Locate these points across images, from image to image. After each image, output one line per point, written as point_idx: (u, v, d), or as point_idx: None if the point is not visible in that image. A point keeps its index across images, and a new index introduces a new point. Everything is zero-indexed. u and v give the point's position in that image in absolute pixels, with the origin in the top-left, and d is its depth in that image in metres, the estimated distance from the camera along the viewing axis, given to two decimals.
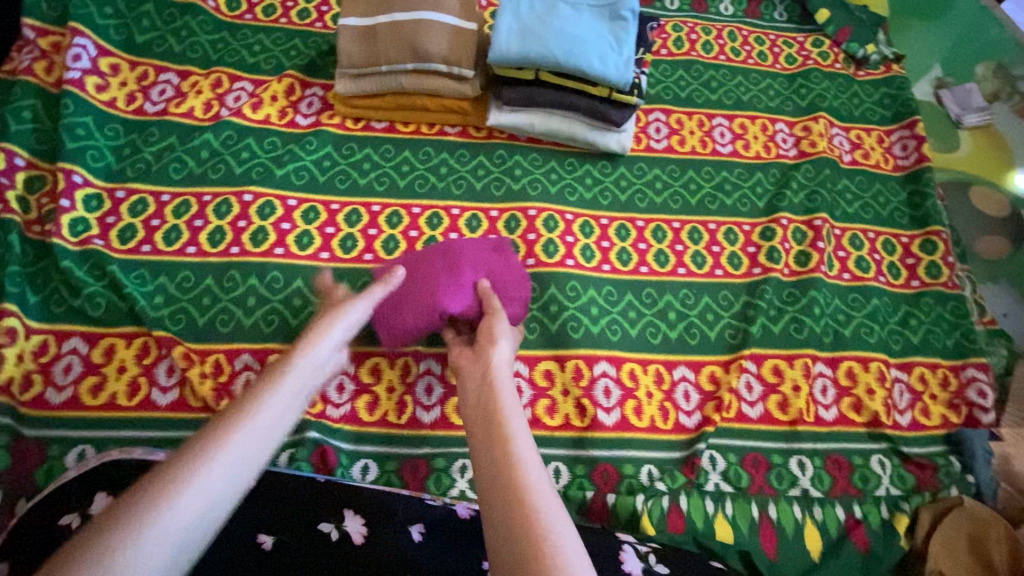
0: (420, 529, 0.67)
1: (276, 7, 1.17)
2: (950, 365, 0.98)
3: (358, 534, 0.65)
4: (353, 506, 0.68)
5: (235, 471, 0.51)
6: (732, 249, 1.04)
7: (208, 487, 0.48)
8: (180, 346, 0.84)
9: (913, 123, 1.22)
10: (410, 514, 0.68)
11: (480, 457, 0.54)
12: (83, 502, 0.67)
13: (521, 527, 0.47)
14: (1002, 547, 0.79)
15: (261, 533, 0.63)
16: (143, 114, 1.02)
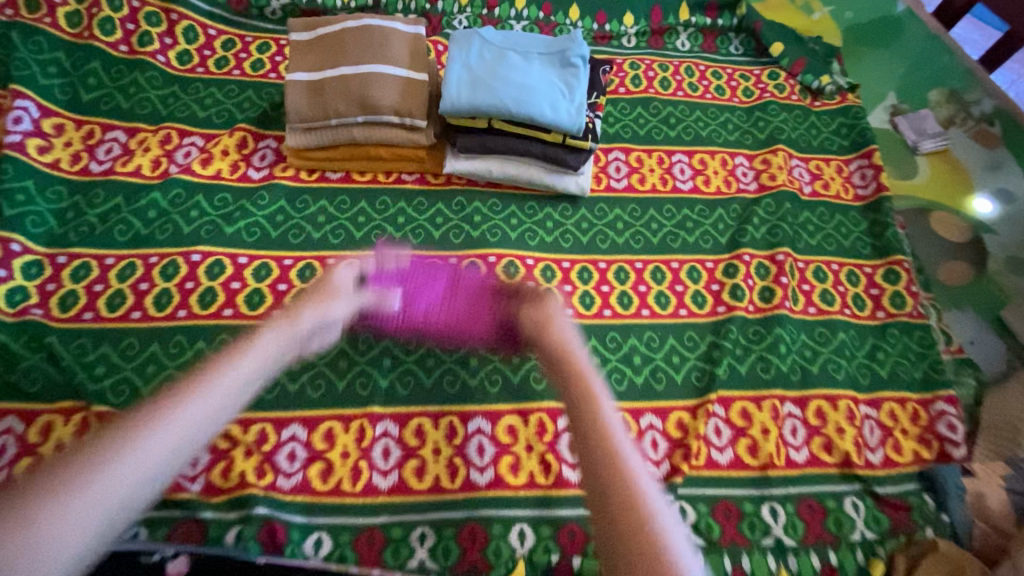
0: None
1: (229, 59, 1.17)
2: (919, 398, 0.97)
3: None
4: None
5: (181, 441, 0.61)
6: (696, 287, 1.03)
7: (150, 450, 0.59)
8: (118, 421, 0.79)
9: (871, 152, 1.23)
10: None
11: (581, 435, 0.66)
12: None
13: (633, 530, 0.57)
14: None
15: None
16: (88, 174, 1.00)
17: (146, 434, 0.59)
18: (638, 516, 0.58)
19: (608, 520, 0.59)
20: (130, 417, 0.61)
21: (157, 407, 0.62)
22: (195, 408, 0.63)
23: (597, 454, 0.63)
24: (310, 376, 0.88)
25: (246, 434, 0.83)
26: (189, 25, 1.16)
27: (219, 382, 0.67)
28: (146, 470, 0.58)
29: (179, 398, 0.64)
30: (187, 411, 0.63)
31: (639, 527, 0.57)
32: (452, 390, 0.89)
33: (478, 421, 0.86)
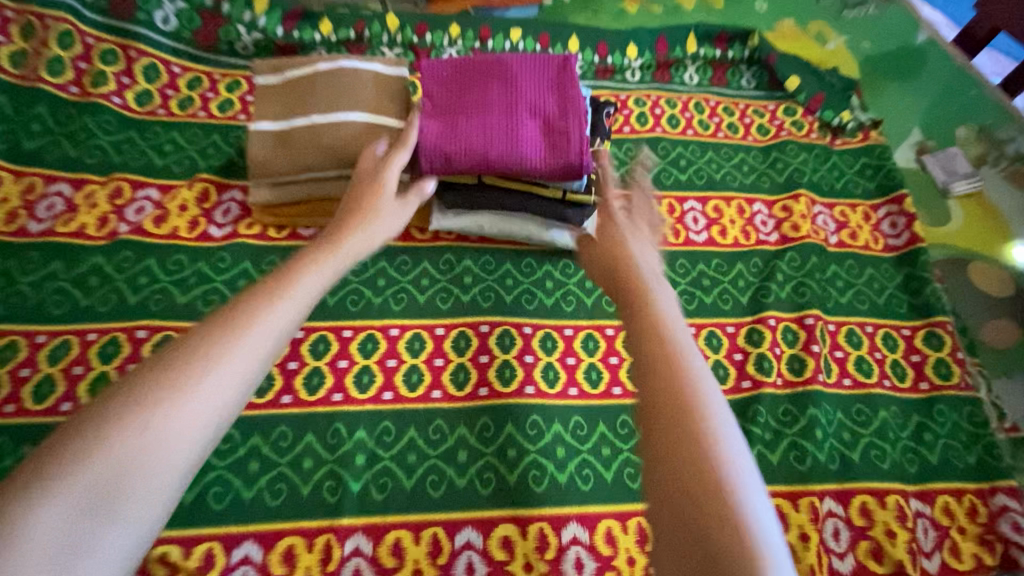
0: None
1: (193, 98, 1.05)
2: (977, 491, 0.84)
3: None
4: None
5: (204, 417, 0.47)
6: (716, 357, 0.91)
7: (146, 453, 0.43)
8: None
9: (900, 198, 1.12)
10: None
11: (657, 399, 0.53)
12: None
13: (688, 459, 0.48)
14: None
15: None
16: (24, 234, 0.87)
17: (113, 437, 0.43)
18: (714, 475, 0.47)
19: (660, 457, 0.50)
20: (154, 367, 0.48)
21: (161, 365, 0.48)
22: (244, 346, 0.51)
23: (649, 438, 0.52)
24: (271, 478, 0.74)
25: (188, 559, 0.68)
26: (149, 62, 1.04)
27: (255, 330, 0.53)
28: (168, 455, 0.44)
29: (204, 348, 0.50)
30: (199, 382, 0.48)
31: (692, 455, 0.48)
32: (436, 494, 0.75)
33: (466, 533, 0.73)
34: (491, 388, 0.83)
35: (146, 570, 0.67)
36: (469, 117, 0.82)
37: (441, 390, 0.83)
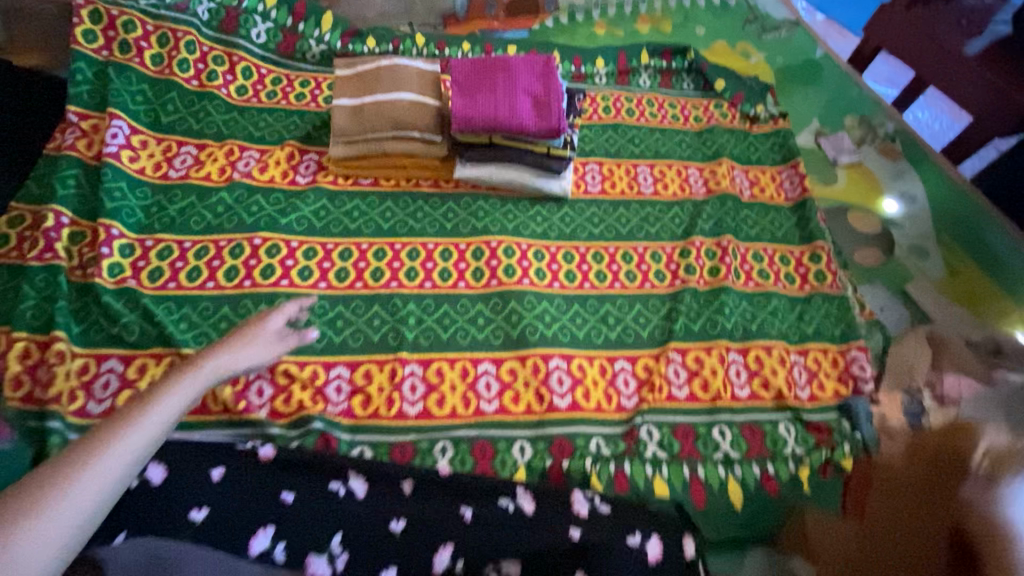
0: (410, 482, 0.86)
1: (277, 91, 1.43)
2: (838, 349, 1.20)
3: (360, 489, 0.84)
4: (357, 468, 0.86)
5: (121, 463, 0.67)
6: (657, 266, 1.28)
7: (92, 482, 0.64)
8: None
9: (797, 163, 1.51)
10: (400, 471, 0.87)
11: None
12: (105, 538, 0.73)
13: None
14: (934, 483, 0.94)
15: (283, 493, 0.81)
16: (168, 179, 1.24)
17: (104, 450, 0.66)
18: None
19: None
20: (115, 418, 0.70)
21: (120, 415, 0.70)
22: (171, 398, 0.75)
23: None
24: (351, 331, 1.09)
25: (302, 372, 1.02)
26: (246, 65, 1.43)
27: (174, 391, 0.76)
28: (108, 472, 0.65)
29: (143, 401, 0.73)
30: (154, 410, 0.73)
31: None
32: (463, 342, 1.10)
33: (484, 364, 1.08)
34: (500, 280, 1.18)
35: (276, 378, 1.01)
36: (484, 94, 1.22)
37: (465, 282, 1.19)
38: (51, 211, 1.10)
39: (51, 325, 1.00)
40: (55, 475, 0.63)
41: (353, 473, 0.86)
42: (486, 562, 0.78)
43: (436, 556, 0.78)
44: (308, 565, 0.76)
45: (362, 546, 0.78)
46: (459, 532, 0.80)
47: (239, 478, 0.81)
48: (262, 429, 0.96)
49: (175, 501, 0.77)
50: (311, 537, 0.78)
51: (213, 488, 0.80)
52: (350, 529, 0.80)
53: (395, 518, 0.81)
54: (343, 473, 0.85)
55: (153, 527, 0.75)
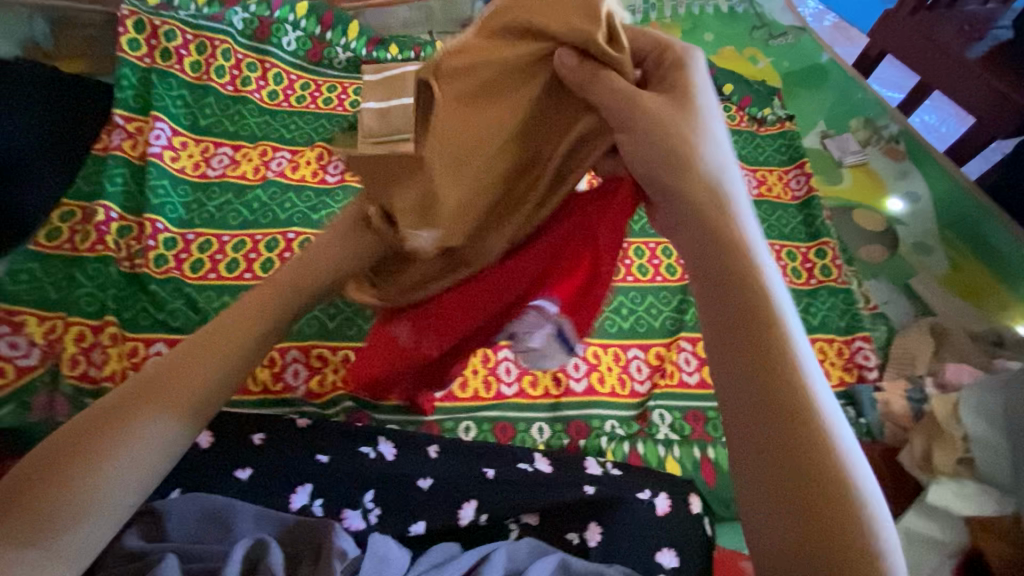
0: (436, 448, 0.91)
1: (306, 96, 1.51)
2: (843, 339, 1.25)
3: (389, 453, 0.89)
4: (385, 435, 0.91)
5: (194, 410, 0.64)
6: (669, 261, 1.33)
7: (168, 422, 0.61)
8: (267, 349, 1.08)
9: (803, 163, 1.56)
10: (426, 439, 0.92)
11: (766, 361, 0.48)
12: (161, 492, 0.80)
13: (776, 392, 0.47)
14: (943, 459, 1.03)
15: (318, 454, 0.87)
16: (207, 177, 1.32)
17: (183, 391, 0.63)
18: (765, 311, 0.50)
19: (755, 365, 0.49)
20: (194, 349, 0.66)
21: (136, 403, 0.60)
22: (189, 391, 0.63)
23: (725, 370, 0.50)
24: None
25: (335, 355, 1.09)
26: (277, 72, 1.51)
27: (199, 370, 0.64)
28: (124, 482, 0.57)
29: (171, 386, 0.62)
30: (172, 405, 0.61)
31: (792, 389, 0.46)
32: None
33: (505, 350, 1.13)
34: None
35: (310, 361, 1.08)
36: None
37: None
38: (101, 206, 1.18)
39: (104, 311, 1.08)
40: (61, 473, 0.55)
41: (381, 437, 0.91)
42: (507, 519, 0.86)
43: (460, 512, 0.85)
44: (343, 517, 0.83)
45: (394, 503, 0.85)
46: (482, 491, 0.86)
47: (277, 441, 0.87)
48: (298, 408, 1.04)
49: (223, 461, 0.84)
50: (346, 494, 0.85)
51: (254, 451, 0.86)
52: (382, 488, 0.86)
53: (423, 478, 0.87)
54: (372, 437, 0.91)
55: (204, 484, 0.82)
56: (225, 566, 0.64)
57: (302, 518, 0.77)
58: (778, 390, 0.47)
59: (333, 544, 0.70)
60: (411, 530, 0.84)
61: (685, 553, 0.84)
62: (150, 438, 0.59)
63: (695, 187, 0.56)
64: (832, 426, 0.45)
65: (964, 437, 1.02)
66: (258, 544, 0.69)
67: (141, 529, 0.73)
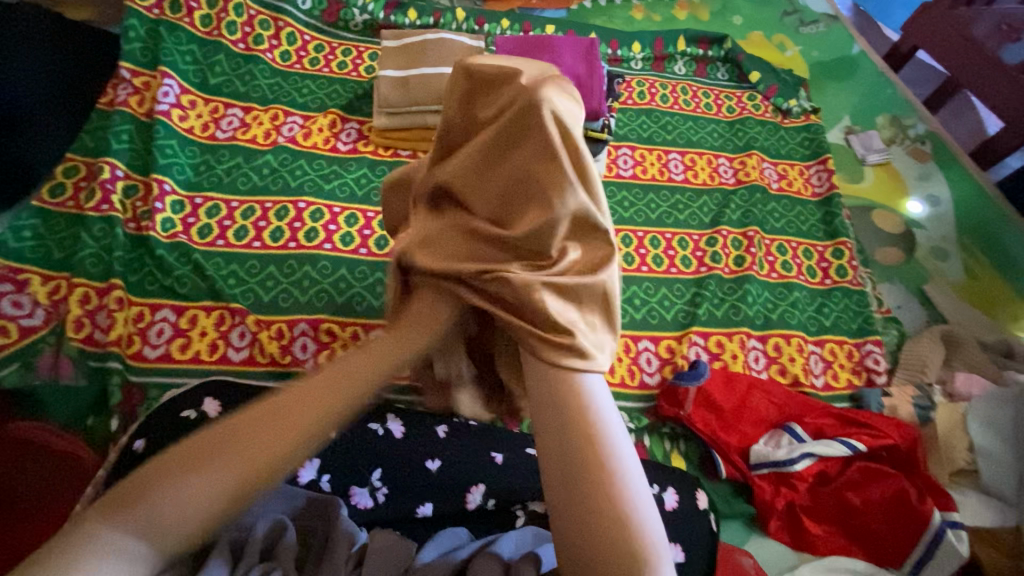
0: (444, 428, 0.90)
1: (320, 58, 1.45)
2: (854, 342, 1.24)
3: (398, 431, 0.88)
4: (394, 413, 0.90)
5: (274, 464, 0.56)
6: (684, 253, 1.32)
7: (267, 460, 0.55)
8: (254, 317, 1.06)
9: (826, 159, 1.52)
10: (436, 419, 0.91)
11: (573, 471, 0.55)
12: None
13: (593, 490, 0.53)
14: (937, 463, 1.05)
15: None
16: (215, 140, 1.27)
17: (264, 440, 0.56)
18: (600, 466, 0.54)
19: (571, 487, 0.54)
20: (287, 403, 0.60)
21: (286, 411, 0.59)
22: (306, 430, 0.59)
23: (573, 504, 0.53)
24: None
25: (343, 331, 1.09)
26: (290, 31, 1.44)
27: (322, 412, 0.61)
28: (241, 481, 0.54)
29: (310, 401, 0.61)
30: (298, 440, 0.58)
31: (601, 484, 0.53)
32: None
33: None
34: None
35: (318, 335, 1.07)
36: None
37: None
38: (107, 163, 1.14)
39: (108, 273, 1.05)
40: (150, 488, 0.51)
41: (389, 415, 0.91)
42: (514, 505, 0.86)
43: (468, 496, 0.84)
44: (352, 494, 0.81)
45: (402, 483, 0.83)
46: (490, 476, 0.85)
47: None
48: None
49: None
50: (353, 470, 0.83)
51: None
52: (390, 466, 0.84)
53: (432, 458, 0.86)
54: (382, 414, 0.90)
55: None
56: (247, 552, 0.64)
57: (314, 496, 0.76)
58: (584, 462, 0.55)
59: (340, 530, 0.70)
60: (419, 512, 0.82)
61: (691, 552, 0.83)
62: (217, 485, 0.52)
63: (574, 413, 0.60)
64: (625, 490, 0.53)
65: (970, 448, 1.05)
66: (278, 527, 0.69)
67: None
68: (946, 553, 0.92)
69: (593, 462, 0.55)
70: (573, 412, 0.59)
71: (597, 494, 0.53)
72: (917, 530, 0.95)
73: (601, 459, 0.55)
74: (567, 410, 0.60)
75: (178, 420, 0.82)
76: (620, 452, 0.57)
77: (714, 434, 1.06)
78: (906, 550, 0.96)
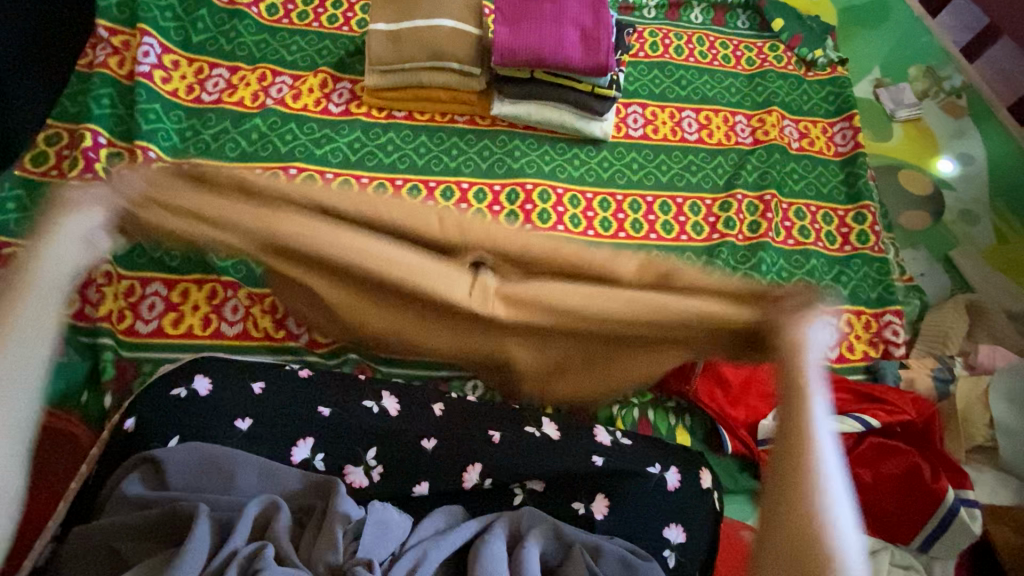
0: (441, 406, 0.87)
1: (308, 12, 1.35)
2: (873, 312, 1.18)
3: (393, 409, 0.86)
4: (389, 389, 0.88)
5: None
6: (696, 219, 1.25)
7: None
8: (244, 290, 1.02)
9: (852, 116, 1.41)
10: (432, 395, 0.89)
11: (784, 493, 0.62)
12: (161, 440, 0.78)
13: (799, 535, 0.59)
14: (954, 440, 1.01)
15: (320, 407, 0.83)
16: (201, 103, 1.21)
17: None
18: (813, 531, 0.59)
19: (788, 512, 0.61)
20: None
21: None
22: None
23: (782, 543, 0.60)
24: None
25: None
26: None
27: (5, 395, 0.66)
28: None
29: None
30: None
31: (810, 534, 0.59)
32: None
33: None
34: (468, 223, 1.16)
35: None
36: (534, 28, 1.16)
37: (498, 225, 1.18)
38: (88, 130, 1.10)
39: None
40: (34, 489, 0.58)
41: (384, 391, 0.87)
42: (510, 482, 0.83)
43: (466, 475, 0.83)
44: (347, 473, 0.81)
45: (397, 460, 0.82)
46: (487, 454, 0.83)
47: (278, 393, 0.83)
48: (300, 357, 1.01)
49: (221, 412, 0.80)
50: (345, 450, 0.82)
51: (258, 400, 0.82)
52: (384, 446, 0.83)
53: (425, 437, 0.83)
54: (375, 392, 0.87)
55: (202, 435, 0.80)
56: (236, 530, 0.67)
57: (309, 475, 0.76)
58: (797, 501, 0.61)
59: (336, 508, 0.69)
60: (416, 491, 0.82)
61: (690, 528, 0.83)
62: None
63: (807, 464, 0.62)
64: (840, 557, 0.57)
65: (991, 424, 1.01)
66: (270, 508, 0.70)
67: (149, 480, 0.74)
68: (956, 531, 0.90)
69: (801, 521, 0.60)
70: (795, 426, 0.65)
71: (795, 538, 0.59)
72: (930, 507, 0.92)
73: (812, 503, 0.60)
74: (797, 442, 0.64)
75: (167, 396, 0.81)
76: (839, 521, 0.60)
77: (722, 408, 1.02)
78: (917, 527, 0.93)
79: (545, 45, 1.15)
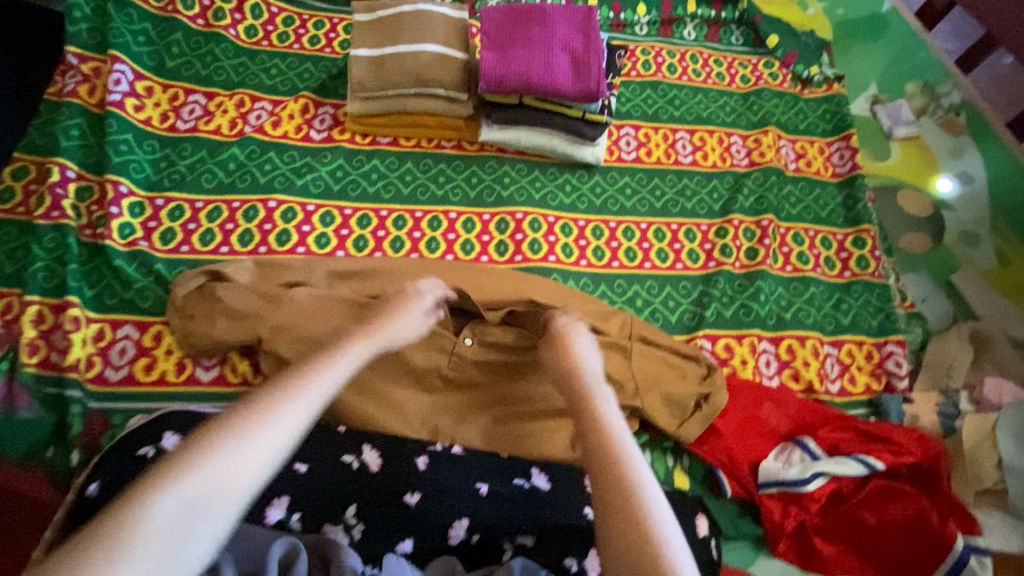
0: (425, 459, 0.83)
1: (289, 33, 1.31)
2: (874, 342, 1.15)
3: (374, 463, 0.82)
4: (369, 442, 0.84)
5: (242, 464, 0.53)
6: (691, 246, 1.21)
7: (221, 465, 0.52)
8: None
9: (849, 136, 1.38)
10: (416, 448, 0.84)
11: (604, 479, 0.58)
12: None
13: (626, 522, 0.54)
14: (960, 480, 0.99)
15: (297, 464, 0.79)
16: (176, 131, 1.16)
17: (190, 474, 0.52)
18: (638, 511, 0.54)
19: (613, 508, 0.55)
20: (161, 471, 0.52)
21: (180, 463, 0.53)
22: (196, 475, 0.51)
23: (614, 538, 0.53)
24: None
25: None
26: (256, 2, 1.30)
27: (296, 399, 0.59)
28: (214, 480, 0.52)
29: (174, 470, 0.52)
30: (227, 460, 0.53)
31: (630, 516, 0.54)
32: None
33: None
34: (455, 255, 1.12)
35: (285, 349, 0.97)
36: (521, 54, 1.12)
37: (487, 256, 1.14)
38: (56, 164, 1.04)
39: (62, 289, 0.97)
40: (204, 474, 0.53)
41: (365, 445, 0.83)
42: (501, 538, 0.78)
43: (450, 530, 0.78)
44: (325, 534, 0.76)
45: (381, 519, 0.78)
46: (473, 508, 0.79)
47: None
48: None
49: None
50: (326, 508, 0.78)
51: None
52: (366, 504, 0.78)
53: (410, 493, 0.80)
54: (355, 445, 0.83)
55: None
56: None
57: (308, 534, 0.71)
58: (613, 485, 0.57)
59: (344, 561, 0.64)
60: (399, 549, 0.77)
61: None
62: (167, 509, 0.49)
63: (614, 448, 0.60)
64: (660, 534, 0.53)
65: (999, 465, 0.97)
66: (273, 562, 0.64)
67: None
68: None
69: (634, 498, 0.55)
70: (592, 425, 0.64)
71: (627, 536, 0.53)
72: (938, 552, 0.90)
73: (627, 481, 0.57)
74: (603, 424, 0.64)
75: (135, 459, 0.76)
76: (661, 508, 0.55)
77: (719, 449, 0.98)
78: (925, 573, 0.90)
79: (532, 70, 1.11)
